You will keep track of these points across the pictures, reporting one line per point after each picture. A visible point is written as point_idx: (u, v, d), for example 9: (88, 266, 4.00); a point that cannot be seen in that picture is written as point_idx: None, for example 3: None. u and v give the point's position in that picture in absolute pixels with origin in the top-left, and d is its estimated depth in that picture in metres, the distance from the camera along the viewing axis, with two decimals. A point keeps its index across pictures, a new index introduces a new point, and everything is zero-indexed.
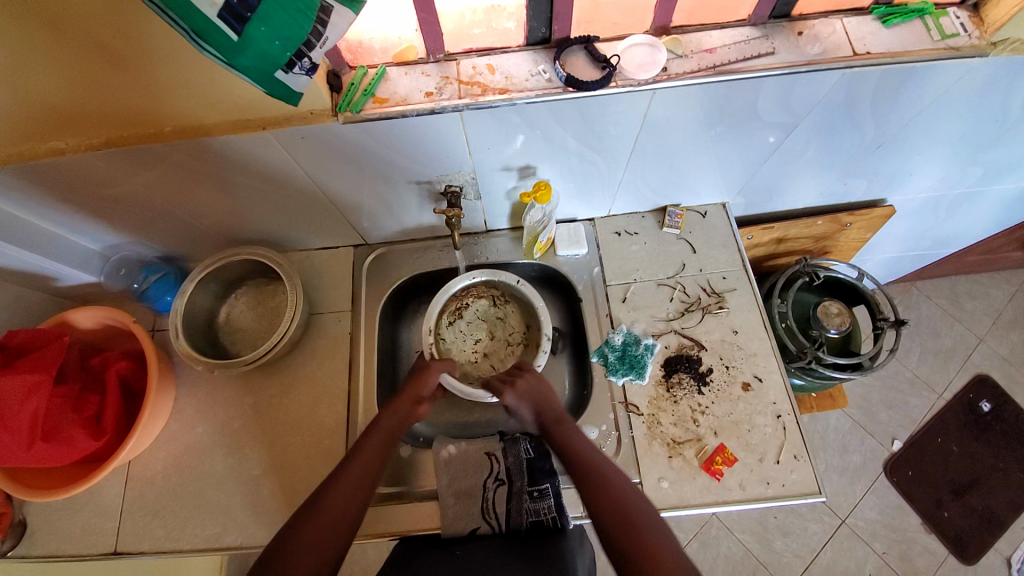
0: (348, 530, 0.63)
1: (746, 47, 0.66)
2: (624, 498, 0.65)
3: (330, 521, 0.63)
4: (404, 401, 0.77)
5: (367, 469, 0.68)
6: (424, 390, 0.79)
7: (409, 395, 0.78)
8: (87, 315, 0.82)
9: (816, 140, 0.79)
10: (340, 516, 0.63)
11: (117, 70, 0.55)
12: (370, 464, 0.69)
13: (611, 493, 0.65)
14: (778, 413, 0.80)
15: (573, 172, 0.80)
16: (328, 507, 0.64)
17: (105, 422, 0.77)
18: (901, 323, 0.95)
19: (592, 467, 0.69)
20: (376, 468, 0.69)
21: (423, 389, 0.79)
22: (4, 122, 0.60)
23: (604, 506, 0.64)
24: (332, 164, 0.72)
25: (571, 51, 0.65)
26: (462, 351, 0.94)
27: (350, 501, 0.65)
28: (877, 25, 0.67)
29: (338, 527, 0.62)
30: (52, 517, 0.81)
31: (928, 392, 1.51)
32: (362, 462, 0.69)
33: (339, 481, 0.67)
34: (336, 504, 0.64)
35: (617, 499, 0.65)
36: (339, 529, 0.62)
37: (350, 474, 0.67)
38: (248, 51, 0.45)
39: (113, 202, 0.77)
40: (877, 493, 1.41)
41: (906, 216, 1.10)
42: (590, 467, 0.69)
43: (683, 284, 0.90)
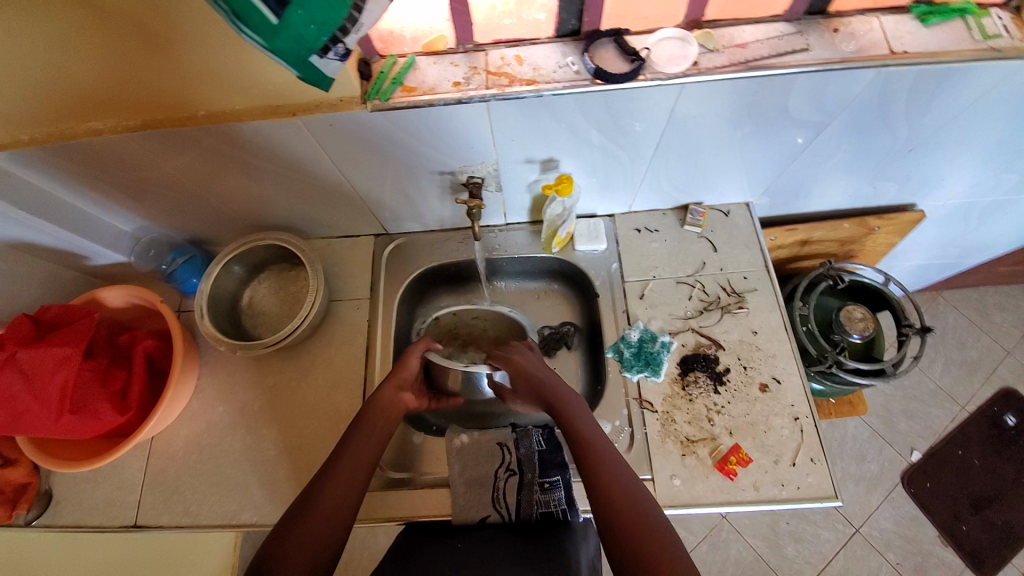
0: (345, 523, 0.63)
1: (779, 43, 0.65)
2: (629, 496, 0.62)
3: (330, 515, 0.62)
4: (386, 394, 0.76)
5: (360, 460, 0.68)
6: (406, 376, 0.79)
7: (391, 381, 0.77)
8: (117, 293, 0.84)
9: (846, 140, 0.77)
10: (337, 511, 0.63)
11: (154, 52, 0.57)
12: (363, 453, 0.69)
13: (614, 491, 0.63)
14: (796, 415, 0.79)
15: (595, 166, 0.80)
16: (327, 505, 0.63)
17: (130, 398, 0.79)
18: (927, 330, 0.92)
19: (597, 460, 0.66)
20: (369, 458, 0.69)
21: (404, 374, 0.79)
22: (46, 100, 0.62)
23: (606, 502, 0.62)
24: (358, 153, 0.73)
25: (600, 43, 0.65)
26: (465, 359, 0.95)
27: (347, 495, 0.65)
28: (915, 24, 0.66)
29: (336, 522, 0.62)
30: (77, 488, 0.83)
31: (949, 403, 1.47)
32: (361, 442, 0.70)
33: (332, 476, 0.66)
34: (335, 496, 0.64)
35: (619, 498, 0.62)
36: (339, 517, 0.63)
37: (344, 466, 0.67)
38: (284, 35, 0.45)
39: (144, 185, 0.79)
40: (892, 503, 1.38)
41: (935, 222, 1.08)
42: (600, 460, 0.66)
43: (703, 283, 0.89)
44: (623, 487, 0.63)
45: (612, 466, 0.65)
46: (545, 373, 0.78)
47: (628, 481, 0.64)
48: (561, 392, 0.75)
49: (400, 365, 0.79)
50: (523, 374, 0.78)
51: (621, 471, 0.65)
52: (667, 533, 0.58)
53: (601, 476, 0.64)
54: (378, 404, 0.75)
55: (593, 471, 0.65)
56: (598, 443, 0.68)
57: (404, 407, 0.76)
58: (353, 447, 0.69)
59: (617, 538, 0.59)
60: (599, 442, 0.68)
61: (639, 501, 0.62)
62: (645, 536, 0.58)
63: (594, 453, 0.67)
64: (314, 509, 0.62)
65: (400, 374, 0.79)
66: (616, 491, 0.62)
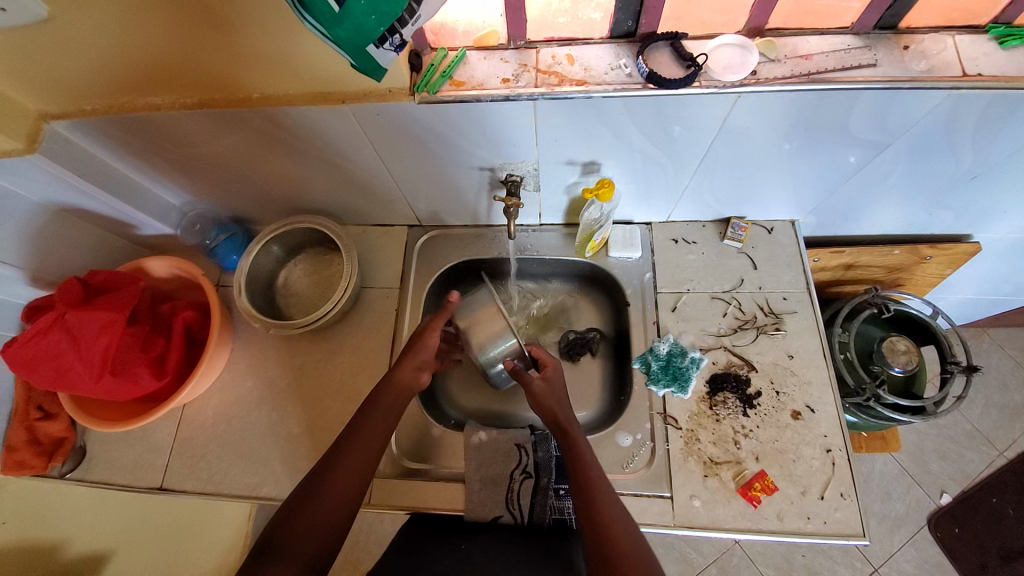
0: (350, 509, 0.63)
1: (845, 56, 0.61)
2: (620, 528, 0.60)
3: (333, 501, 0.62)
4: (402, 373, 0.74)
5: (368, 445, 0.68)
6: (426, 358, 0.77)
7: (409, 364, 0.75)
8: (162, 263, 0.87)
9: (905, 164, 0.73)
10: (343, 496, 0.63)
11: (216, 34, 0.58)
12: (371, 436, 0.68)
13: (607, 520, 0.61)
14: (828, 447, 0.76)
15: (637, 172, 0.78)
16: (333, 492, 0.63)
17: (168, 364, 0.82)
18: (975, 369, 0.87)
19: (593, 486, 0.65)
20: (377, 442, 0.69)
21: (422, 355, 0.76)
22: (113, 74, 0.65)
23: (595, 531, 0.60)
24: (402, 145, 0.74)
25: (655, 46, 0.63)
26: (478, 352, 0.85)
27: (354, 479, 0.65)
28: (992, 46, 0.61)
29: (338, 513, 0.62)
30: (110, 447, 0.87)
31: (988, 448, 1.39)
32: (370, 430, 0.69)
33: (340, 460, 0.66)
34: (342, 486, 0.64)
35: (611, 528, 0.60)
36: (342, 508, 0.63)
37: (353, 450, 0.67)
38: (344, 24, 0.46)
39: (194, 161, 0.81)
40: (917, 546, 1.32)
41: (991, 255, 1.01)
42: (595, 487, 0.65)
43: (739, 300, 0.86)
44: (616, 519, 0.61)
45: (607, 495, 0.64)
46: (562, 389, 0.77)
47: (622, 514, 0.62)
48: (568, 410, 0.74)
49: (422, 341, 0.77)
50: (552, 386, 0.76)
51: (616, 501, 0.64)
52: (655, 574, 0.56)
53: (594, 504, 0.63)
54: (392, 386, 0.73)
55: (587, 498, 0.64)
56: (595, 470, 0.67)
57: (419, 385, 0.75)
58: (361, 430, 0.68)
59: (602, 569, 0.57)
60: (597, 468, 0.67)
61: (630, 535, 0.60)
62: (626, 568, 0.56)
63: (591, 480, 0.65)
64: (322, 491, 0.63)
65: (419, 353, 0.77)
66: (609, 521, 0.61)
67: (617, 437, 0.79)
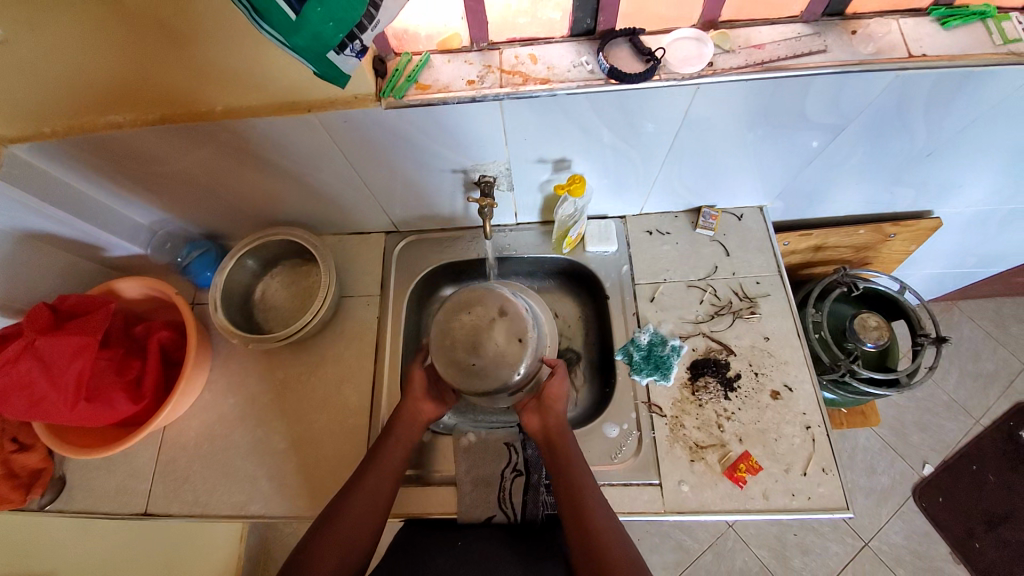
0: (369, 536, 0.67)
1: (796, 44, 0.64)
2: (605, 528, 0.63)
3: (351, 529, 0.66)
4: (406, 407, 0.76)
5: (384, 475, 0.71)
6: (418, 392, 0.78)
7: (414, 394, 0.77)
8: (133, 284, 0.86)
9: (864, 145, 0.76)
10: (359, 522, 0.67)
11: (174, 46, 0.58)
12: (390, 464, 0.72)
13: (593, 520, 0.64)
14: (808, 424, 0.78)
15: (606, 168, 0.80)
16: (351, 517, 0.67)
17: (145, 386, 0.81)
18: (943, 339, 0.90)
19: (578, 487, 0.67)
20: (395, 470, 0.72)
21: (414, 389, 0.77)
22: (69, 93, 0.64)
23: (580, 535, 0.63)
24: (371, 151, 0.74)
25: (615, 43, 0.64)
26: (474, 354, 0.74)
27: (375, 505, 0.68)
28: (934, 28, 0.64)
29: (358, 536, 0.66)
30: (90, 475, 0.85)
31: (964, 416, 1.44)
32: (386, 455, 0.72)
33: (358, 489, 0.69)
34: (359, 510, 0.67)
35: (596, 530, 0.63)
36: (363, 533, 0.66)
37: (370, 476, 0.70)
38: (302, 32, 0.46)
39: (162, 179, 0.80)
40: (904, 517, 1.36)
41: (952, 229, 1.05)
42: (580, 488, 0.67)
43: (714, 287, 0.88)
44: (602, 520, 0.64)
45: (592, 496, 0.66)
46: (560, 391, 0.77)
47: (608, 515, 0.65)
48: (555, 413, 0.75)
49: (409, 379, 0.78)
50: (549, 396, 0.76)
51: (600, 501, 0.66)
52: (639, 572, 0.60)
53: (580, 505, 0.65)
54: (398, 420, 0.76)
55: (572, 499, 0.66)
56: (579, 470, 0.69)
57: (423, 419, 0.76)
58: (378, 462, 0.71)
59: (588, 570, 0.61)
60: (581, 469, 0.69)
61: (615, 536, 0.63)
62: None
63: (574, 480, 0.68)
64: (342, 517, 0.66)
65: (411, 389, 0.78)
66: (595, 521, 0.64)
67: (604, 429, 0.80)
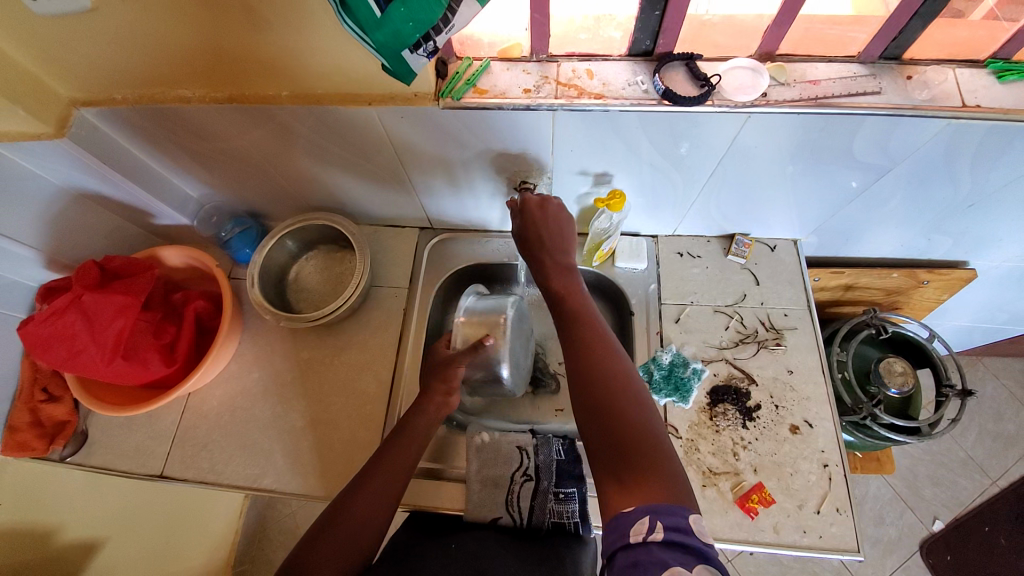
0: (374, 536, 0.64)
1: (851, 83, 0.64)
2: (633, 419, 0.56)
3: (354, 525, 0.63)
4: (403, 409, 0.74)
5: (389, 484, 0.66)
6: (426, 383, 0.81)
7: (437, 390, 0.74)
8: (177, 253, 0.89)
9: (907, 189, 0.76)
10: (366, 520, 0.63)
11: (254, 32, 0.61)
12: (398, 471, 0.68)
13: (620, 410, 0.57)
14: (825, 462, 0.77)
15: (645, 186, 0.81)
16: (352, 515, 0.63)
17: (178, 350, 0.83)
18: (968, 393, 0.89)
19: (601, 362, 0.61)
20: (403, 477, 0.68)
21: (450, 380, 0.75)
22: (148, 65, 0.67)
23: (603, 425, 0.57)
24: (421, 146, 0.76)
25: (671, 66, 0.66)
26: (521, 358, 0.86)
27: (380, 506, 0.65)
28: (990, 80, 0.64)
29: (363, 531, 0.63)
30: (111, 433, 0.87)
31: (981, 475, 1.40)
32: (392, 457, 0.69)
33: (357, 497, 0.65)
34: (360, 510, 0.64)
35: (623, 420, 0.56)
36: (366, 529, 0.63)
37: (375, 480, 0.66)
38: (383, 29, 0.49)
39: (217, 154, 0.84)
40: (909, 572, 1.32)
41: (987, 283, 1.04)
42: (608, 379, 0.59)
43: (741, 315, 0.88)
44: (629, 411, 0.57)
45: (618, 384, 0.59)
46: (561, 232, 0.72)
47: (638, 405, 0.58)
48: (571, 271, 0.71)
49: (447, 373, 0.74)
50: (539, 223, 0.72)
51: (629, 390, 0.59)
52: (676, 474, 0.52)
53: (604, 392, 0.59)
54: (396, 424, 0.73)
55: (595, 385, 0.59)
56: (608, 356, 0.62)
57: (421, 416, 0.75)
58: (384, 459, 0.69)
59: (613, 463, 0.54)
60: (610, 354, 0.62)
61: (641, 417, 0.57)
62: (628, 437, 0.55)
63: (600, 365, 0.61)
64: (346, 514, 0.63)
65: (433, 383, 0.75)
66: (622, 411, 0.57)
67: None
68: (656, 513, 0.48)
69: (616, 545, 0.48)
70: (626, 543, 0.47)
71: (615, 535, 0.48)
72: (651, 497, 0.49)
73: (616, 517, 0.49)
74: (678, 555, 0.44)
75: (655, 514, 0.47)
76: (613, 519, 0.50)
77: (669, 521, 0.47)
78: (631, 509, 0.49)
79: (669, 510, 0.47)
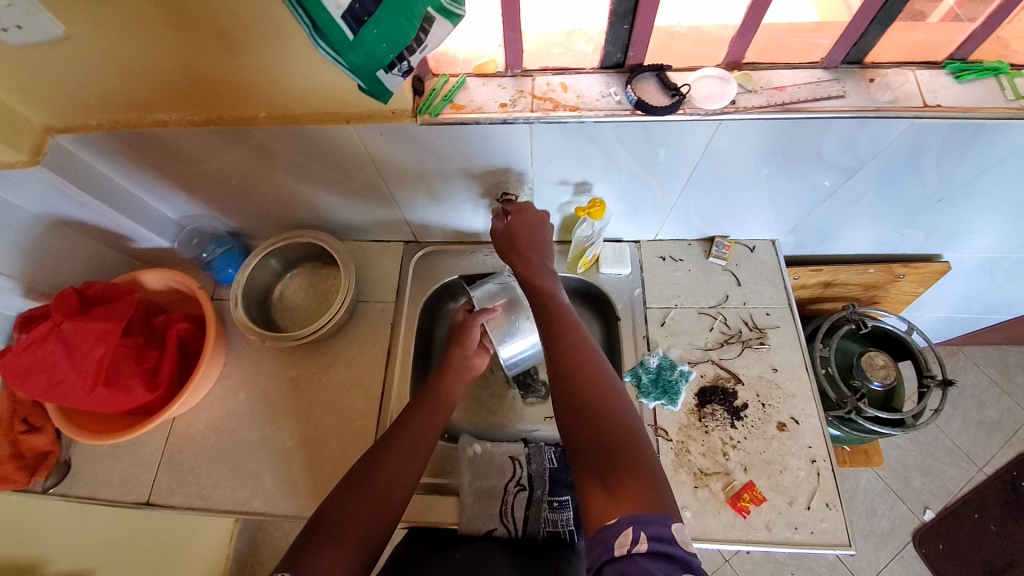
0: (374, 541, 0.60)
1: (815, 88, 0.66)
2: (617, 426, 0.57)
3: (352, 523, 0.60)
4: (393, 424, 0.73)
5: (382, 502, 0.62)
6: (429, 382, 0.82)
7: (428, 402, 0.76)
8: (158, 276, 0.88)
9: (877, 186, 0.79)
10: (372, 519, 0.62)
11: (227, 55, 0.61)
12: (397, 487, 0.66)
13: (604, 419, 0.58)
14: (813, 457, 0.78)
15: (625, 193, 0.83)
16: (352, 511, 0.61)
17: (161, 376, 0.82)
18: (949, 383, 0.91)
19: (583, 368, 0.62)
20: (401, 496, 0.66)
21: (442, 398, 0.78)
22: (122, 90, 0.67)
23: (588, 432, 0.58)
24: (403, 161, 0.76)
25: (642, 77, 0.67)
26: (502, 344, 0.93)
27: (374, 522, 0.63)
28: (949, 80, 0.67)
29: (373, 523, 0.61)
30: (94, 462, 0.86)
31: (967, 463, 1.42)
32: (392, 456, 0.68)
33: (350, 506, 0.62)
34: (359, 509, 0.61)
35: (607, 428, 0.57)
36: (370, 532, 0.60)
37: None
38: (357, 50, 0.49)
39: (196, 176, 0.84)
40: (903, 562, 1.34)
41: (961, 275, 1.07)
42: (592, 387, 0.60)
43: (724, 315, 0.89)
44: (613, 420, 0.58)
45: (602, 390, 0.60)
46: (542, 243, 0.75)
47: (622, 413, 0.59)
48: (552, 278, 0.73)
49: (442, 394, 0.78)
50: (527, 232, 0.75)
51: (614, 397, 0.60)
52: (659, 482, 0.52)
53: (588, 399, 0.60)
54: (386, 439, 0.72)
55: (579, 392, 0.60)
56: (592, 362, 0.63)
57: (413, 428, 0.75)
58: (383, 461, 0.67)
59: (598, 470, 0.54)
60: (595, 360, 0.63)
61: (624, 426, 0.58)
62: (613, 446, 0.56)
63: (584, 371, 0.62)
64: None
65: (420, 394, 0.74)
66: (605, 419, 0.58)
67: None
68: (640, 523, 0.47)
69: (603, 559, 0.47)
70: (612, 556, 0.46)
71: (601, 549, 0.48)
72: (636, 505, 0.49)
73: (601, 531, 0.49)
74: (663, 565, 0.44)
75: (639, 524, 0.47)
76: (598, 531, 0.49)
77: (653, 531, 0.47)
78: (615, 520, 0.49)
79: (652, 520, 0.47)
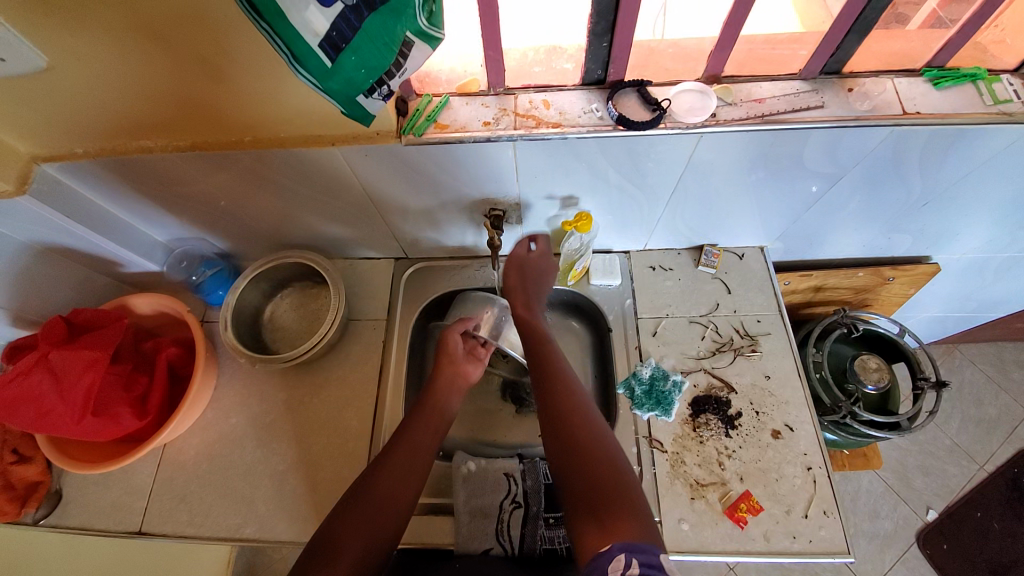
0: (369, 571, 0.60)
1: (795, 99, 0.67)
2: (605, 463, 0.60)
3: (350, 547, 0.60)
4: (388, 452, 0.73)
5: (376, 530, 0.62)
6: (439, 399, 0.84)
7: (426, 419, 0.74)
8: (147, 301, 0.88)
9: (862, 192, 0.79)
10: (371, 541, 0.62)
11: (210, 81, 0.62)
12: (392, 511, 0.65)
13: (591, 457, 0.61)
14: (809, 465, 0.78)
15: (613, 205, 0.83)
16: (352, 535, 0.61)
17: (150, 403, 0.81)
18: (943, 385, 0.91)
19: (570, 409, 0.66)
20: (399, 514, 0.65)
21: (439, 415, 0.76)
22: (106, 119, 0.68)
23: (575, 469, 0.60)
24: (390, 181, 0.77)
25: (623, 92, 0.68)
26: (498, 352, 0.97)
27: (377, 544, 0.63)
28: (927, 87, 0.67)
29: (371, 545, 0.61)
30: (84, 491, 0.84)
31: (968, 462, 1.42)
32: (387, 476, 0.67)
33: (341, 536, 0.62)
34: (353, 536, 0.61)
35: (594, 465, 0.60)
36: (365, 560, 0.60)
37: None
38: (336, 77, 0.50)
39: (184, 199, 0.83)
40: (908, 565, 1.33)
41: (950, 275, 1.07)
42: (578, 426, 0.64)
43: (716, 324, 0.90)
44: (600, 457, 0.60)
45: (590, 430, 0.63)
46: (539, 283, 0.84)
47: (608, 451, 0.62)
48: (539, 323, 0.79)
49: (436, 405, 0.77)
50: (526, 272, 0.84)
51: (601, 436, 0.63)
52: (647, 516, 0.54)
53: (575, 438, 0.63)
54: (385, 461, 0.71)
55: (567, 430, 0.63)
56: (581, 404, 0.66)
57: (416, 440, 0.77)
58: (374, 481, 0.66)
59: (590, 503, 0.56)
60: (580, 402, 0.67)
61: (611, 462, 0.60)
62: (602, 483, 0.58)
63: (571, 411, 0.65)
64: None
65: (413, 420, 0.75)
66: (592, 456, 0.61)
67: None
68: (632, 550, 0.49)
69: None
70: None
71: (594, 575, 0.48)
72: (627, 536, 0.51)
73: (595, 558, 0.50)
74: None
75: (631, 551, 0.49)
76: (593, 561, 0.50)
77: (644, 559, 0.48)
78: (609, 546, 0.50)
79: (643, 547, 0.49)
